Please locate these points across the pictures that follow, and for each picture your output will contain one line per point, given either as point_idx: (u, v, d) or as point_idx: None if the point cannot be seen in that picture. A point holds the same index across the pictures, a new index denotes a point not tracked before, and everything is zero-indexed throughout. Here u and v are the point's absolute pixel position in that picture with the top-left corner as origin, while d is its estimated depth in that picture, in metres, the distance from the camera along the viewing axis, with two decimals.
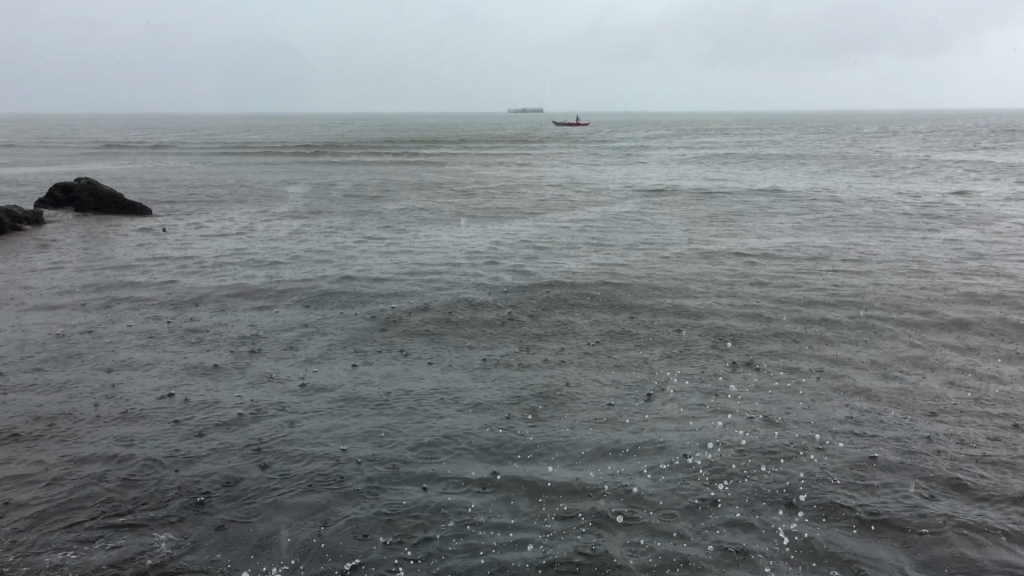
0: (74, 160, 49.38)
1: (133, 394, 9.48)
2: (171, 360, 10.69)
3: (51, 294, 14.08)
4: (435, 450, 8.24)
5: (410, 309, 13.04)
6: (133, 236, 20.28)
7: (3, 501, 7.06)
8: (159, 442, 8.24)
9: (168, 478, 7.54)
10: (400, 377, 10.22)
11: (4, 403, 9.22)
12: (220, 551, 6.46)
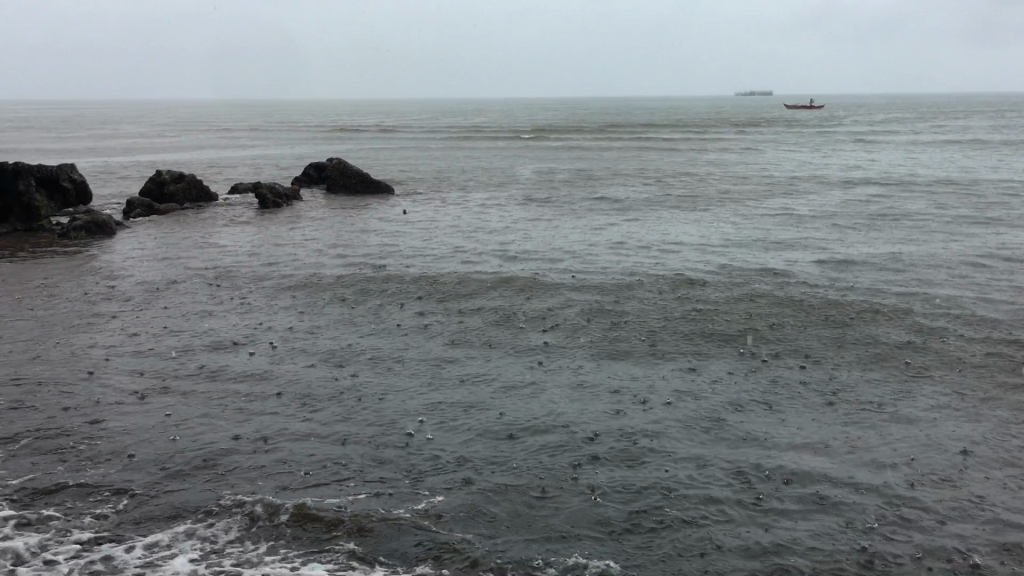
0: (334, 141, 53.30)
1: (329, 360, 10.05)
2: (368, 330, 11.22)
3: (283, 267, 15.21)
4: (597, 428, 8.11)
5: (609, 295, 12.90)
6: (371, 216, 21.40)
7: (193, 446, 7.71)
8: (340, 406, 8.67)
9: (335, 438, 7.91)
10: (609, 360, 10.08)
11: (218, 359, 10.08)
12: (396, 515, 6.55)
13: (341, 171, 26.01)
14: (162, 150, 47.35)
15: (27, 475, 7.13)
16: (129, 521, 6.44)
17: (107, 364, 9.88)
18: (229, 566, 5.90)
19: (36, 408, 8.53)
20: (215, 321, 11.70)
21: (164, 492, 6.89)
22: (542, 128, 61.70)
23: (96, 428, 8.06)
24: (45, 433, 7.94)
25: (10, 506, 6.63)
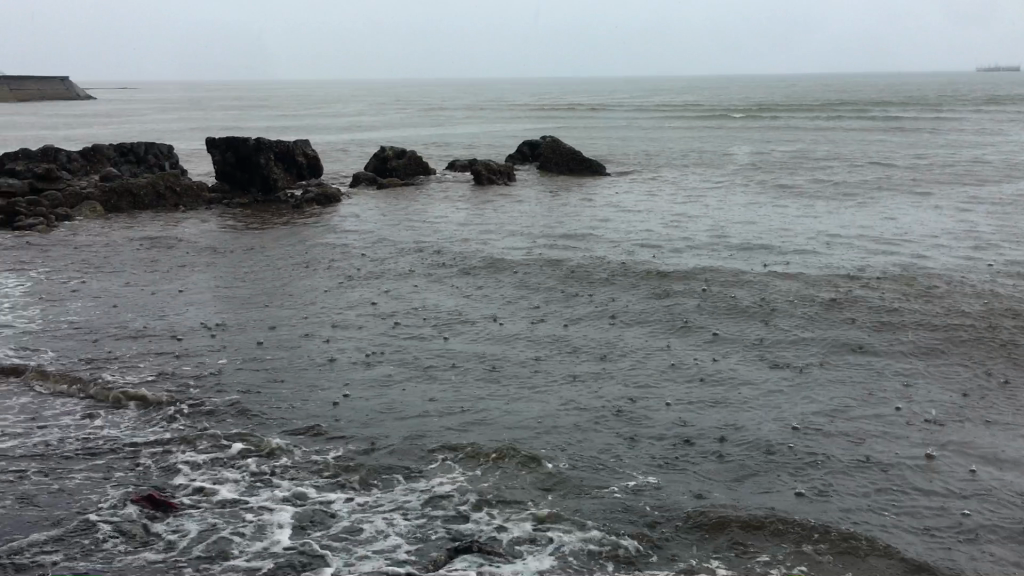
0: (547, 120, 53.98)
1: (536, 336, 10.27)
2: (575, 309, 11.36)
3: (496, 244, 15.67)
4: (805, 420, 7.84)
5: (825, 284, 12.40)
6: (581, 197, 21.58)
7: (404, 411, 8.11)
8: (544, 382, 8.84)
9: (537, 413, 8.08)
10: (823, 350, 9.69)
11: (431, 330, 10.53)
12: (592, 492, 6.62)
13: (553, 150, 26.32)
14: (383, 128, 49.73)
15: (263, 428, 7.74)
16: (342, 476, 6.87)
17: (332, 330, 10.53)
18: (437, 526, 6.16)
19: (270, 367, 9.24)
20: (430, 294, 12.22)
21: (383, 451, 7.29)
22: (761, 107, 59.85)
23: (321, 389, 8.63)
24: (275, 390, 8.60)
25: (247, 454, 7.24)
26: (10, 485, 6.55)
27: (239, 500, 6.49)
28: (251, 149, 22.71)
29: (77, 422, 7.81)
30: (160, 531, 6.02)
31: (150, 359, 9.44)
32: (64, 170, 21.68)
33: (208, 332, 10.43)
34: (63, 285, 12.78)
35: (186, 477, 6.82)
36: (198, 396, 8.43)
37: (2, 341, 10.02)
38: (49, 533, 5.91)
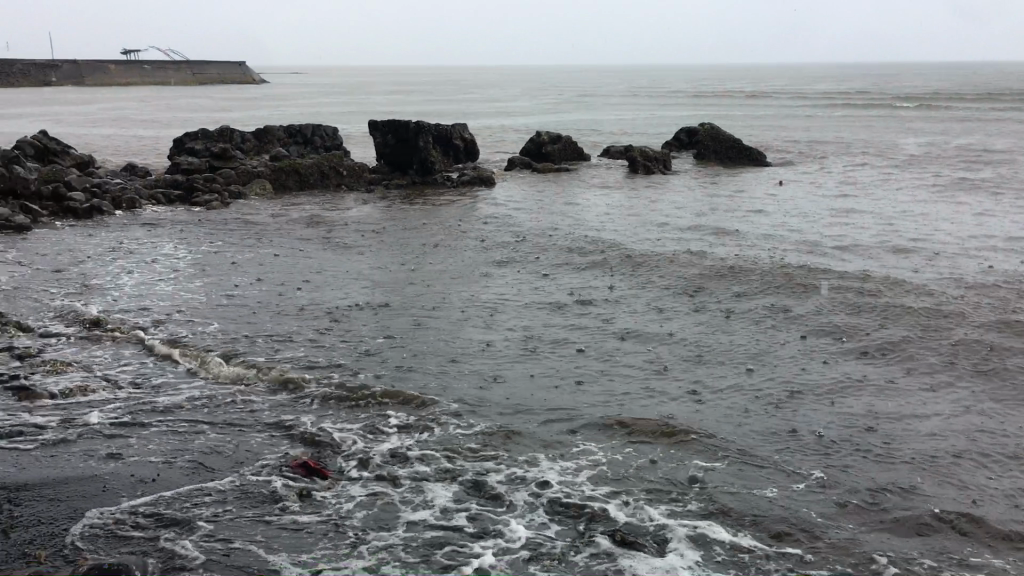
0: (703, 106, 52.90)
1: (687, 327, 10.10)
2: (729, 301, 11.10)
3: (650, 233, 15.51)
4: (975, 431, 7.39)
5: (1002, 286, 11.64)
6: (738, 187, 21.01)
7: (551, 396, 8.12)
8: (694, 374, 8.68)
9: (686, 405, 7.95)
10: (998, 355, 9.10)
11: (579, 317, 10.52)
12: (741, 488, 6.45)
13: (711, 137, 25.71)
14: (539, 113, 50.03)
15: (411, 407, 7.90)
16: (487, 457, 6.93)
17: (482, 314, 10.67)
18: (581, 510, 6.13)
19: (421, 348, 9.41)
20: (580, 281, 12.21)
21: (528, 435, 7.31)
22: (934, 96, 56.72)
23: (468, 372, 8.73)
24: (424, 369, 8.79)
25: (397, 430, 7.40)
26: (176, 445, 6.94)
27: (387, 472, 6.65)
28: (411, 133, 23.28)
29: (240, 390, 8.19)
30: (314, 497, 6.23)
31: (309, 335, 9.80)
32: (238, 150, 22.84)
33: (364, 311, 10.76)
34: (232, 260, 13.47)
35: (338, 447, 7.03)
36: (352, 372, 8.68)
37: (176, 310, 10.65)
38: (212, 491, 6.23)
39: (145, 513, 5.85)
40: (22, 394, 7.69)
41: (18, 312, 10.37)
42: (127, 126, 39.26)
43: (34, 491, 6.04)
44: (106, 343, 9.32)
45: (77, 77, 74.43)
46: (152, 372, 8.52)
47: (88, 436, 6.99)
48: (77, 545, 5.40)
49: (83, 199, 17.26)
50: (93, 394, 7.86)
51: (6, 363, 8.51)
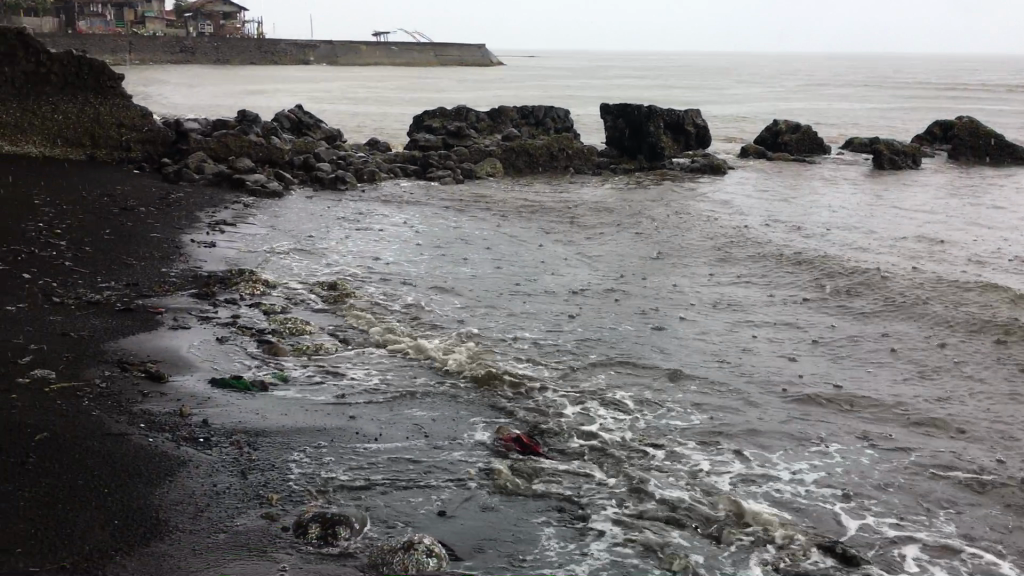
0: (959, 99, 49.21)
1: (930, 334, 9.43)
2: (982, 306, 10.23)
3: (893, 233, 14.61)
4: None
5: None
6: (996, 190, 19.28)
7: (775, 396, 7.82)
8: (936, 386, 8.07)
9: (925, 417, 7.40)
10: None
11: (810, 317, 10.08)
12: (983, 515, 5.90)
13: (968, 133, 23.83)
14: (781, 102, 48.16)
15: (624, 394, 7.79)
16: (702, 451, 6.73)
17: (705, 305, 10.47)
18: (801, 515, 5.81)
19: (636, 337, 9.28)
20: (814, 277, 11.68)
21: (745, 435, 7.01)
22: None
23: (684, 365, 8.50)
24: (643, 357, 8.72)
25: (608, 415, 7.33)
26: (399, 407, 7.24)
27: (597, 454, 6.60)
28: (642, 117, 23.23)
29: (462, 358, 8.42)
30: (522, 471, 6.26)
31: (527, 316, 9.92)
32: (473, 129, 23.51)
33: (585, 294, 10.83)
34: (462, 236, 13.92)
35: (550, 425, 7.05)
36: (566, 355, 8.69)
37: (408, 280, 11.14)
38: (429, 455, 6.42)
39: (367, 469, 6.12)
40: (265, 347, 8.26)
41: (267, 272, 11.18)
42: (372, 104, 41.61)
43: (270, 437, 6.46)
44: (342, 307, 9.86)
45: (331, 57, 79.64)
46: (380, 337, 8.92)
47: (319, 392, 7.40)
48: (305, 492, 5.73)
49: (329, 169, 18.36)
50: (328, 352, 8.33)
51: (253, 318, 9.18)
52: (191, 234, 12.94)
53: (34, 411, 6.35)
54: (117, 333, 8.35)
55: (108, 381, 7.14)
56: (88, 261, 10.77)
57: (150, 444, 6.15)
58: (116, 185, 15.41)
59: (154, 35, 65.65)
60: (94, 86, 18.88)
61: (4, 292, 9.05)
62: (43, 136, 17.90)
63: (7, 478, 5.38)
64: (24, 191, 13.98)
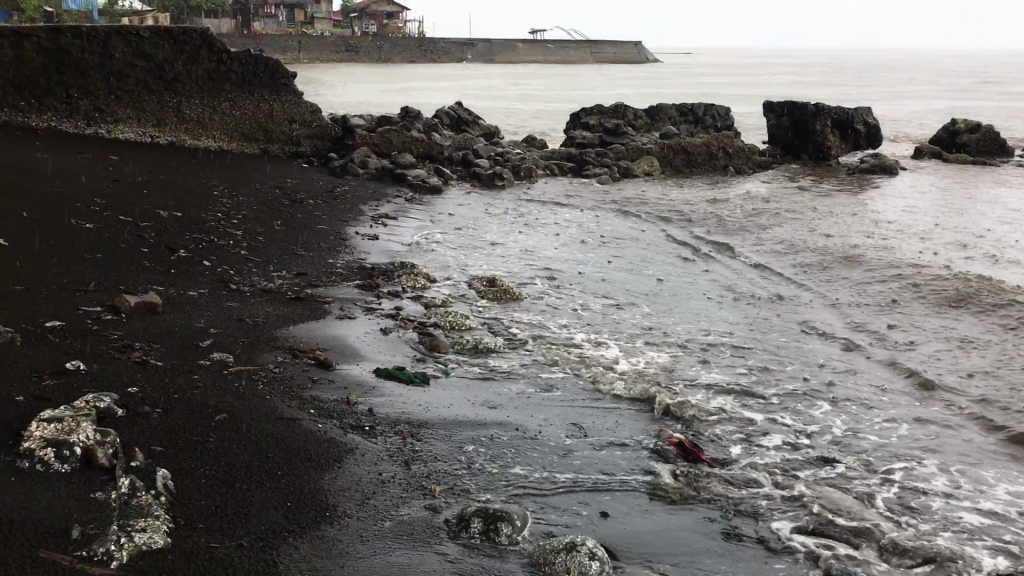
0: None
1: None
2: None
3: None
4: None
5: None
6: None
7: (955, 418, 7.34)
8: None
9: None
10: None
11: (994, 331, 9.43)
12: None
13: None
14: (957, 100, 45.49)
15: (789, 405, 7.48)
16: (874, 470, 6.39)
17: (876, 315, 9.98)
18: (984, 547, 5.43)
19: (801, 348, 8.90)
20: (996, 285, 10.93)
21: (921, 458, 6.61)
22: None
23: (853, 380, 8.08)
24: (810, 367, 8.36)
25: (773, 426, 7.05)
26: (557, 405, 7.20)
27: (759, 464, 6.36)
28: (808, 115, 22.67)
29: (619, 361, 8.29)
30: (684, 476, 6.10)
31: (685, 319, 9.68)
32: (631, 127, 23.26)
33: (747, 300, 10.50)
34: (619, 236, 13.78)
35: (710, 432, 6.85)
36: (727, 362, 8.43)
37: (565, 279, 11.10)
38: (588, 454, 6.36)
39: (528, 465, 6.11)
40: (426, 339, 8.40)
41: (427, 266, 11.39)
42: (528, 100, 41.88)
43: (433, 429, 6.55)
44: (500, 303, 9.89)
45: (488, 54, 80.76)
46: (538, 336, 8.88)
47: (479, 386, 7.46)
48: (467, 486, 5.77)
49: (487, 166, 18.56)
50: (487, 346, 8.38)
51: (414, 311, 9.35)
52: (355, 226, 13.33)
53: (213, 392, 6.67)
54: (288, 320, 8.67)
55: (281, 367, 7.42)
56: (261, 250, 11.25)
57: (319, 430, 6.34)
58: (287, 178, 16.07)
59: (322, 34, 68.33)
60: (268, 83, 19.80)
61: (187, 278, 9.57)
62: (222, 131, 19.09)
63: (192, 455, 5.66)
64: (205, 182, 14.76)
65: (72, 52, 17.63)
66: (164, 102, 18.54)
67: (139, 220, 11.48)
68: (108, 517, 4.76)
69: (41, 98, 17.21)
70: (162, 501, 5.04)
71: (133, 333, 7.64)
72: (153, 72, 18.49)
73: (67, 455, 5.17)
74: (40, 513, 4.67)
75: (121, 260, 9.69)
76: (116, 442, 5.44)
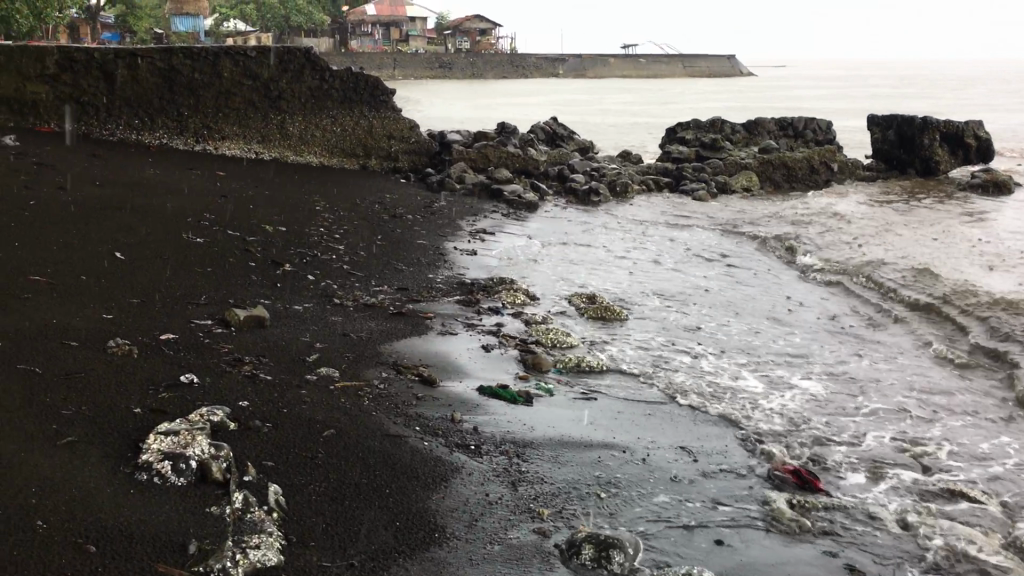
0: None
1: None
2: None
3: None
4: None
5: None
6: None
7: None
8: None
9: None
10: None
11: None
12: None
13: None
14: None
15: (906, 435, 7.15)
16: (1004, 509, 6.05)
17: (997, 342, 9.51)
18: None
19: (917, 377, 8.53)
20: None
21: None
22: None
23: (974, 413, 7.70)
24: (927, 398, 8.01)
25: (891, 456, 6.74)
26: (664, 427, 7.02)
27: (879, 497, 6.09)
28: (915, 130, 21.94)
29: (727, 384, 8.06)
30: (800, 506, 5.86)
31: (791, 342, 9.38)
32: (729, 141, 22.85)
33: (858, 325, 10.15)
34: (719, 253, 13.51)
35: (826, 461, 6.59)
36: (839, 387, 8.13)
37: (666, 296, 10.91)
38: (698, 480, 6.17)
39: (637, 490, 5.95)
40: (528, 356, 8.31)
41: (526, 281, 11.33)
42: (622, 114, 41.77)
43: (538, 449, 6.44)
44: (601, 321, 9.77)
45: (580, 68, 80.85)
46: (642, 356, 8.72)
47: (584, 406, 7.33)
48: (576, 509, 5.63)
49: (583, 181, 18.45)
50: (590, 365, 8.25)
51: (515, 327, 9.29)
52: (453, 241, 13.39)
53: (320, 407, 6.71)
54: (391, 336, 8.70)
55: (385, 383, 7.43)
56: (363, 265, 11.37)
57: (426, 448, 6.30)
58: (386, 194, 16.26)
59: (416, 51, 69.47)
60: (368, 100, 20.15)
61: (292, 292, 9.71)
62: (323, 146, 19.56)
63: (302, 471, 5.67)
64: (307, 197, 15.03)
65: (183, 71, 18.21)
66: (269, 119, 19.01)
67: (245, 234, 11.74)
68: (223, 532, 4.79)
69: (153, 117, 17.85)
70: (275, 517, 5.06)
71: (242, 346, 7.77)
72: (258, 90, 18.96)
73: (183, 468, 5.25)
74: (159, 526, 4.73)
75: (228, 274, 9.90)
76: (230, 456, 5.49)
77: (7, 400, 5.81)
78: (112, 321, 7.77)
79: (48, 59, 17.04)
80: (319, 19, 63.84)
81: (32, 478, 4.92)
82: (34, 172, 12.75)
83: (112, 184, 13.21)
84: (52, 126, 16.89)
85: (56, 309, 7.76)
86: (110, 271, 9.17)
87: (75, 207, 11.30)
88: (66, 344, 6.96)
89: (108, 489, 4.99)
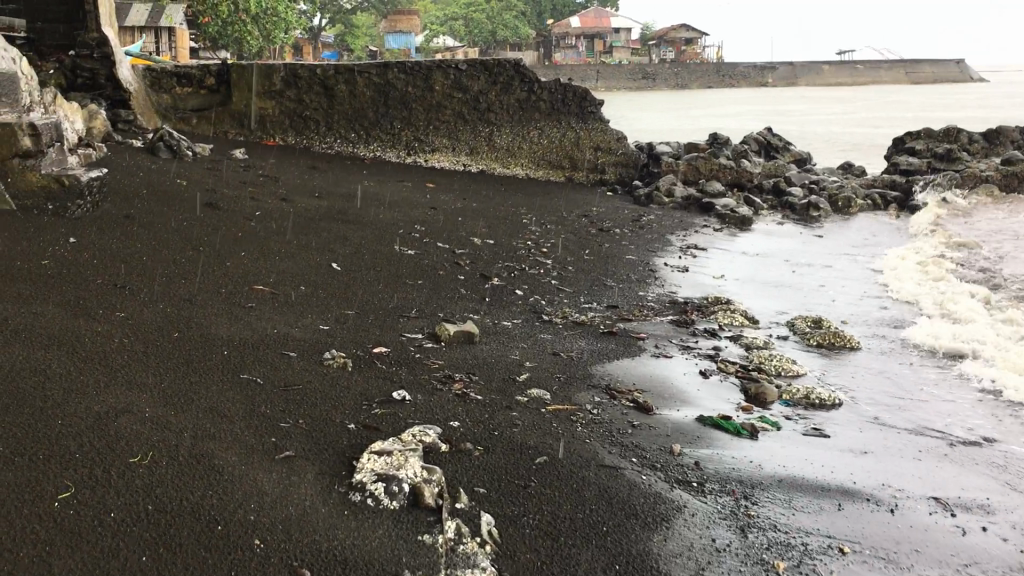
0: None
1: None
2: None
3: None
4: None
5: None
6: None
7: None
8: None
9: None
10: None
11: None
12: None
13: None
14: None
15: None
16: None
17: None
18: None
19: None
20: None
21: None
22: None
23: None
24: None
25: None
26: (911, 474, 6.25)
27: None
28: None
29: (980, 432, 7.12)
30: None
31: None
32: (965, 152, 21.01)
33: None
34: (961, 276, 12.27)
35: None
36: None
37: (899, 325, 9.94)
38: (959, 541, 5.38)
39: (888, 548, 5.24)
40: (751, 384, 7.68)
41: (742, 301, 10.65)
42: (839, 124, 39.76)
43: (769, 492, 5.85)
44: (829, 349, 8.98)
45: (791, 78, 78.06)
46: (876, 391, 7.90)
47: (817, 445, 6.65)
48: (817, 565, 5.00)
49: (801, 196, 17.44)
50: (821, 398, 7.52)
51: (736, 353, 8.68)
52: (664, 256, 12.88)
53: (532, 431, 6.41)
54: (602, 357, 8.32)
55: (599, 408, 7.04)
56: (572, 280, 11.07)
57: (644, 483, 5.85)
58: (593, 207, 15.96)
59: (620, 63, 69.33)
60: (577, 112, 19.78)
61: (501, 307, 9.53)
62: (531, 160, 19.58)
63: (515, 501, 5.37)
64: (515, 210, 14.97)
65: (398, 86, 18.52)
66: (478, 132, 19.20)
67: (455, 247, 11.75)
68: (436, 564, 4.55)
69: (369, 130, 18.50)
70: (488, 550, 4.77)
71: (452, 361, 7.62)
72: (468, 103, 19.02)
73: (396, 491, 5.06)
74: (372, 552, 4.55)
75: (438, 287, 9.85)
76: (441, 480, 5.26)
77: (230, 408, 5.87)
78: (329, 332, 7.84)
79: (275, 76, 17.88)
80: (525, 34, 64.96)
81: (251, 493, 4.87)
82: (260, 184, 13.35)
83: (329, 195, 13.62)
84: (276, 140, 18.09)
85: (277, 319, 7.91)
86: (328, 281, 9.33)
87: (297, 218, 11.67)
88: (285, 355, 7.05)
89: (324, 509, 4.87)
